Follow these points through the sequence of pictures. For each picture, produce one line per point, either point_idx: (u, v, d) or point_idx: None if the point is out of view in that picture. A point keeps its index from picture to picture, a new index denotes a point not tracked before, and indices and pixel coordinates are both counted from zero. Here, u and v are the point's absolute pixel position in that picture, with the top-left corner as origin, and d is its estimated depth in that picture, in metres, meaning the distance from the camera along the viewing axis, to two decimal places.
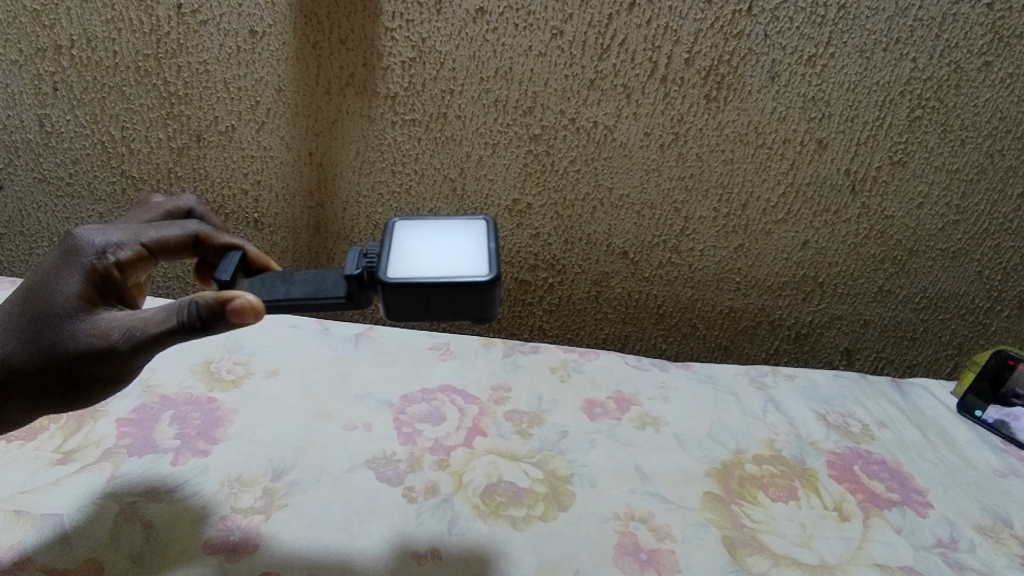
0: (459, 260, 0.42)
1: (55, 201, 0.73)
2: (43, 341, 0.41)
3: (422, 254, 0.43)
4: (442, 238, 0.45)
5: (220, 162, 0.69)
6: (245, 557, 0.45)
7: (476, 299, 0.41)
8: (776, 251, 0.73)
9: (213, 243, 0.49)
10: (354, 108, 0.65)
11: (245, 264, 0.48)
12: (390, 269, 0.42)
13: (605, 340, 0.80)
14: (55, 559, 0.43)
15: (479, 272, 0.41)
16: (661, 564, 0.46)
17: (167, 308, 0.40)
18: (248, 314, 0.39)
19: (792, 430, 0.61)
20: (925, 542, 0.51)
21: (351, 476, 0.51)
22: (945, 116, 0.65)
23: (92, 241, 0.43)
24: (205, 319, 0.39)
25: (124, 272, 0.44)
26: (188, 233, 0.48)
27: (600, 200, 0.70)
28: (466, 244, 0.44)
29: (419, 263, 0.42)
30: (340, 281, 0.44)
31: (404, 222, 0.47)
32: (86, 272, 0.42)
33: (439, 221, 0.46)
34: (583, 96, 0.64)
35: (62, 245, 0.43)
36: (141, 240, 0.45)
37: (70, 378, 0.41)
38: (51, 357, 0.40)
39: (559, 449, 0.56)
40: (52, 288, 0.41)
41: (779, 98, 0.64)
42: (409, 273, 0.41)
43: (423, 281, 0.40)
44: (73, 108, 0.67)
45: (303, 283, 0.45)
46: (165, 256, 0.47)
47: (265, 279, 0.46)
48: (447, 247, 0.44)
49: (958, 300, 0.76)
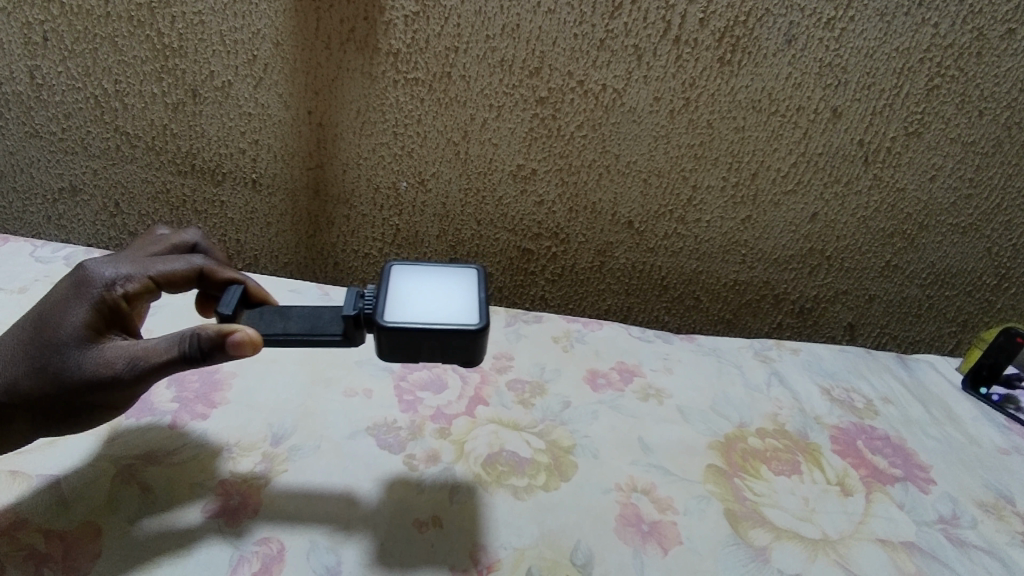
0: (450, 307, 0.43)
1: (48, 156, 0.71)
2: (50, 367, 0.39)
3: (413, 298, 0.44)
4: (434, 285, 0.45)
5: (216, 120, 0.67)
6: (244, 522, 0.44)
7: (464, 348, 0.41)
8: (785, 223, 0.71)
9: (216, 278, 0.48)
10: (354, 65, 0.63)
11: (246, 297, 0.47)
12: (383, 311, 0.42)
13: (607, 311, 0.79)
14: (52, 520, 0.42)
15: (469, 320, 0.41)
16: (663, 536, 0.46)
17: (170, 338, 0.40)
18: (248, 347, 0.39)
19: (796, 405, 0.61)
20: (927, 518, 0.51)
21: (352, 443, 0.51)
22: (964, 85, 0.63)
23: (102, 272, 0.42)
24: (205, 350, 0.39)
25: (131, 303, 0.43)
26: (192, 267, 0.46)
27: (607, 166, 0.68)
28: (457, 293, 0.44)
29: (411, 308, 0.42)
30: (336, 317, 0.44)
31: (400, 266, 0.47)
32: (94, 302, 0.41)
33: (432, 270, 0.47)
34: (592, 57, 0.61)
35: (72, 277, 0.42)
36: (149, 272, 0.44)
37: (74, 408, 0.40)
38: (58, 384, 0.39)
39: (561, 420, 0.56)
40: (58, 316, 0.40)
41: (795, 62, 0.61)
42: (405, 316, 0.41)
43: (417, 326, 0.40)
44: (64, 60, 0.64)
45: (300, 318, 0.44)
46: (171, 288, 0.46)
47: (265, 313, 0.44)
48: (442, 293, 0.44)
49: (965, 276, 0.75)
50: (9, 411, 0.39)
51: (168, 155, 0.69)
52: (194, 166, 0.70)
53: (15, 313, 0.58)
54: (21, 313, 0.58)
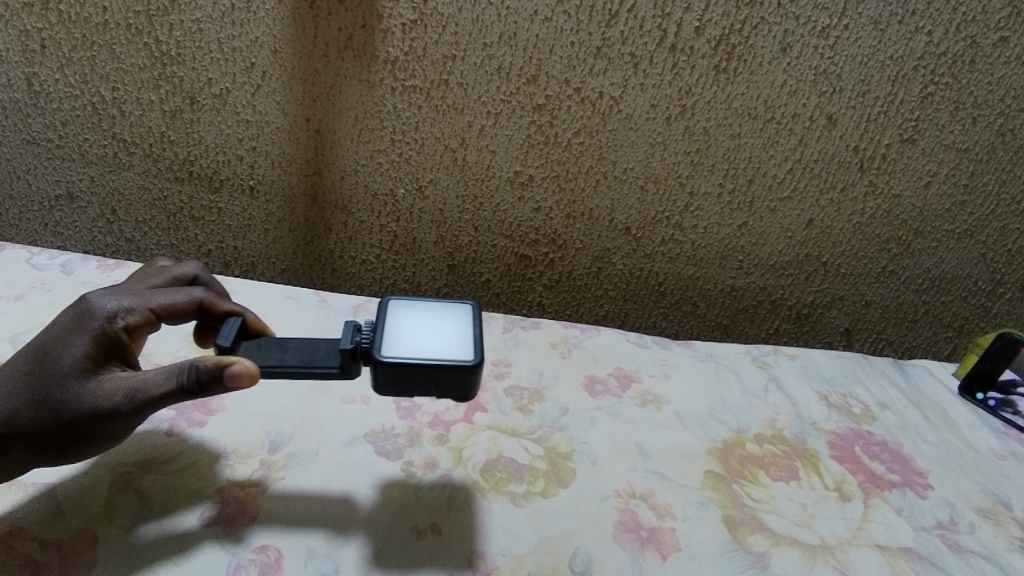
0: (446, 342, 0.43)
1: (45, 163, 0.70)
2: (50, 398, 0.39)
3: (409, 332, 0.45)
4: (430, 319, 0.46)
5: (214, 127, 0.67)
6: (242, 530, 0.44)
7: (460, 384, 0.42)
8: (782, 229, 0.71)
9: (216, 310, 0.47)
10: (352, 72, 0.63)
11: (245, 329, 0.47)
12: (382, 345, 0.43)
13: (605, 317, 0.79)
14: (48, 529, 0.42)
15: (465, 355, 0.42)
16: (662, 543, 0.46)
17: (169, 370, 0.39)
18: (245, 379, 0.39)
19: (794, 410, 0.61)
20: (925, 524, 0.51)
21: (350, 450, 0.51)
22: (958, 93, 0.63)
23: (104, 305, 0.42)
24: (203, 381, 0.38)
25: (131, 336, 0.43)
26: (193, 299, 0.46)
27: (604, 173, 0.68)
28: (452, 328, 0.45)
29: (408, 342, 0.43)
30: (333, 350, 0.44)
31: (397, 301, 0.48)
32: (95, 334, 0.41)
33: (427, 304, 0.48)
34: (589, 65, 0.62)
35: (75, 309, 0.43)
36: (150, 304, 0.44)
37: (70, 439, 0.40)
38: (57, 416, 0.39)
39: (560, 426, 0.56)
40: (59, 348, 0.40)
41: (790, 69, 0.62)
42: (403, 352, 0.42)
43: (414, 362, 0.41)
44: (62, 67, 0.64)
45: (297, 350, 0.44)
46: (171, 321, 0.46)
47: (262, 343, 0.45)
48: (438, 329, 0.45)
49: (961, 282, 0.76)
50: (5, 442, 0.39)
51: (165, 162, 0.69)
52: (191, 173, 0.70)
53: (10, 321, 0.58)
54: (16, 320, 0.58)
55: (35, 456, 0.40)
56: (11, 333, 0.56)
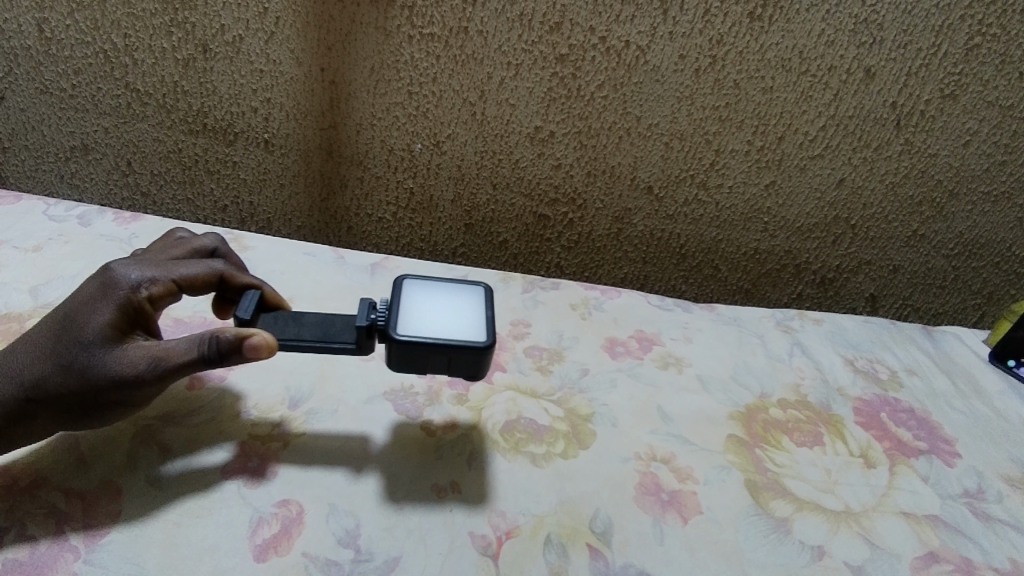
0: (459, 322, 0.43)
1: (59, 114, 0.69)
2: (76, 365, 0.38)
3: (423, 311, 0.44)
4: (444, 298, 0.46)
5: (227, 77, 0.65)
6: (263, 485, 0.43)
7: (472, 363, 0.41)
8: (811, 189, 0.69)
9: (236, 283, 0.47)
10: (368, 19, 0.60)
11: (262, 302, 0.46)
12: (396, 323, 0.42)
13: (623, 279, 0.77)
14: (72, 480, 0.42)
15: (478, 336, 0.42)
16: (683, 506, 0.46)
17: (190, 339, 0.39)
18: (263, 350, 0.39)
19: (819, 375, 0.60)
20: (952, 492, 0.50)
21: (369, 408, 0.50)
22: (1006, 45, 0.60)
23: (127, 274, 0.42)
24: (223, 352, 0.39)
25: (155, 306, 0.42)
26: (213, 271, 0.46)
27: (628, 129, 0.66)
28: (465, 308, 0.45)
29: (421, 321, 0.43)
30: (349, 326, 0.44)
31: (412, 279, 0.47)
32: (119, 304, 0.40)
33: (440, 282, 0.47)
34: (616, 11, 0.59)
35: (98, 278, 0.42)
36: (172, 275, 0.43)
37: (95, 405, 0.39)
38: (83, 382, 0.38)
39: (580, 387, 0.55)
40: (84, 316, 0.40)
41: (829, 17, 0.58)
42: (416, 330, 0.42)
43: (426, 341, 0.41)
44: (72, 12, 0.62)
45: (313, 324, 0.44)
46: (191, 293, 0.45)
47: (279, 316, 0.44)
48: (451, 309, 0.44)
49: (994, 247, 0.73)
50: (29, 405, 0.39)
51: (179, 114, 0.68)
52: (205, 125, 0.68)
53: (30, 272, 0.57)
54: (35, 273, 0.57)
55: (59, 415, 0.40)
56: (31, 286, 0.56)
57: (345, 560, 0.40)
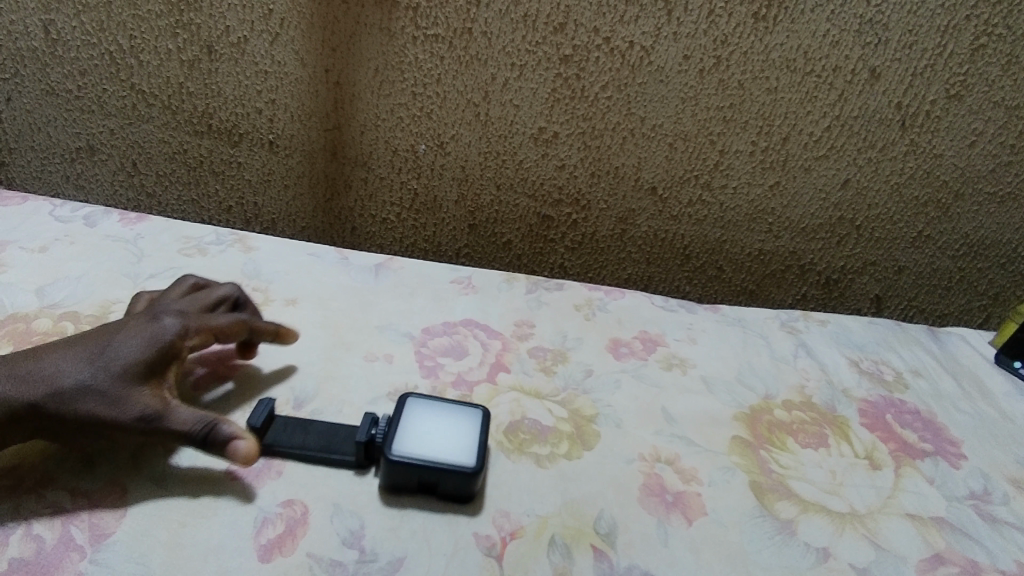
0: (451, 450, 0.44)
1: (65, 115, 0.69)
2: (90, 389, 0.40)
3: (421, 430, 0.46)
4: (444, 414, 0.47)
5: (232, 78, 0.65)
6: (268, 484, 0.44)
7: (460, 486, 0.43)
8: (815, 189, 0.69)
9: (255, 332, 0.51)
10: (372, 20, 0.60)
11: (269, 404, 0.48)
12: (393, 441, 0.44)
13: (627, 280, 0.77)
14: (79, 479, 0.42)
15: (468, 459, 0.43)
16: (687, 507, 0.46)
17: (198, 416, 0.41)
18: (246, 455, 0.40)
19: (824, 376, 0.60)
20: (957, 494, 0.50)
21: (373, 408, 0.50)
22: (1012, 45, 0.59)
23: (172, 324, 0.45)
24: (218, 441, 0.40)
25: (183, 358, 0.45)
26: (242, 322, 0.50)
27: (632, 129, 0.66)
28: (463, 432, 0.46)
29: (416, 441, 0.45)
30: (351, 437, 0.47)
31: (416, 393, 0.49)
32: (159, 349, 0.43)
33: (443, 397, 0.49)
34: (620, 12, 0.59)
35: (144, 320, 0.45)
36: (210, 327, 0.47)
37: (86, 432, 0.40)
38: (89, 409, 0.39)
39: (584, 388, 0.55)
40: (118, 349, 0.42)
41: (834, 17, 0.58)
42: (407, 449, 0.44)
43: (415, 462, 0.43)
44: (78, 14, 0.63)
45: (318, 432, 0.47)
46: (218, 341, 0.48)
47: (288, 423, 0.47)
48: (448, 432, 0.46)
49: (1000, 248, 0.73)
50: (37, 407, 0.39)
51: (184, 115, 0.68)
52: (210, 126, 0.69)
53: (36, 273, 0.57)
54: (41, 273, 0.57)
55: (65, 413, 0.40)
56: (37, 287, 0.56)
57: (349, 560, 0.40)
